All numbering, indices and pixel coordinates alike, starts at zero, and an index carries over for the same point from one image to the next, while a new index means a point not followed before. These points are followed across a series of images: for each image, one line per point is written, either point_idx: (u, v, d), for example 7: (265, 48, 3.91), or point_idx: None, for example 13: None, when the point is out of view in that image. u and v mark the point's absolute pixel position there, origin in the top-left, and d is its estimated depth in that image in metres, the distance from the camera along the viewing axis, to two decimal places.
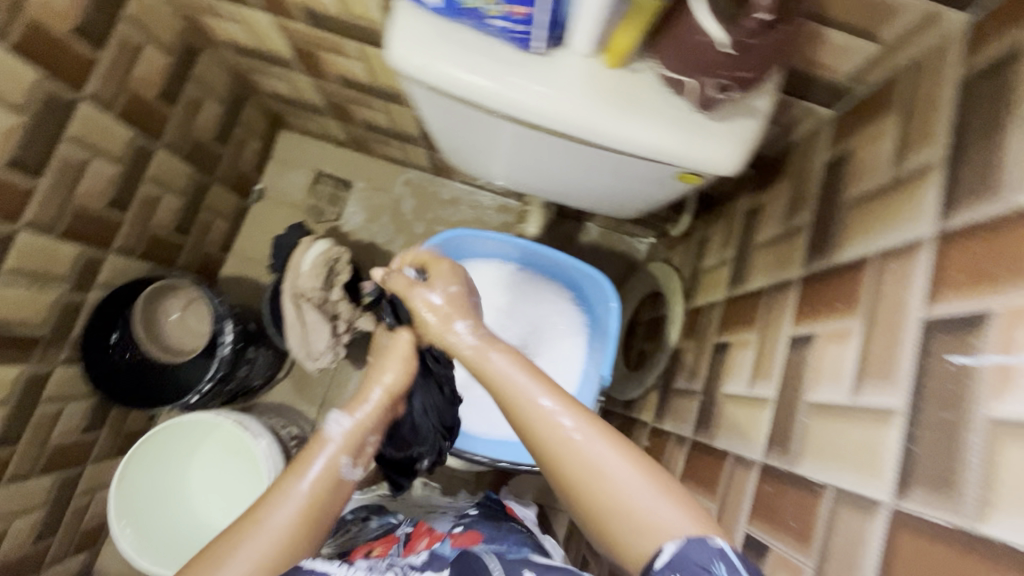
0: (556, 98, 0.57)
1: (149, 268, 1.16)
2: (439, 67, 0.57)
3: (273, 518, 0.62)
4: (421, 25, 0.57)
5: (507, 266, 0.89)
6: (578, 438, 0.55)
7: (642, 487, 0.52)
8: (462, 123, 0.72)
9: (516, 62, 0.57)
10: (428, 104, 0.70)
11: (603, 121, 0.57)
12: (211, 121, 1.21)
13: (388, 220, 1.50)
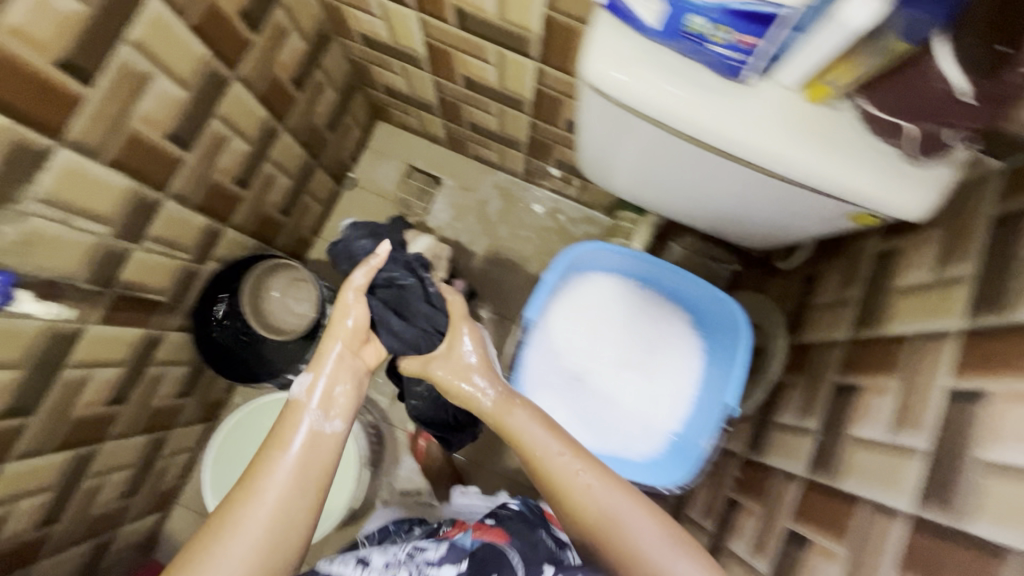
0: (756, 128, 0.58)
1: (255, 245, 1.19)
2: (642, 87, 0.59)
3: (267, 488, 0.66)
4: (628, 46, 0.59)
5: (627, 282, 0.89)
6: (592, 485, 0.71)
7: (660, 543, 0.67)
8: (623, 141, 0.74)
9: (718, 90, 0.59)
10: (597, 120, 0.72)
11: (804, 154, 0.58)
12: (326, 109, 1.24)
13: (473, 220, 1.51)
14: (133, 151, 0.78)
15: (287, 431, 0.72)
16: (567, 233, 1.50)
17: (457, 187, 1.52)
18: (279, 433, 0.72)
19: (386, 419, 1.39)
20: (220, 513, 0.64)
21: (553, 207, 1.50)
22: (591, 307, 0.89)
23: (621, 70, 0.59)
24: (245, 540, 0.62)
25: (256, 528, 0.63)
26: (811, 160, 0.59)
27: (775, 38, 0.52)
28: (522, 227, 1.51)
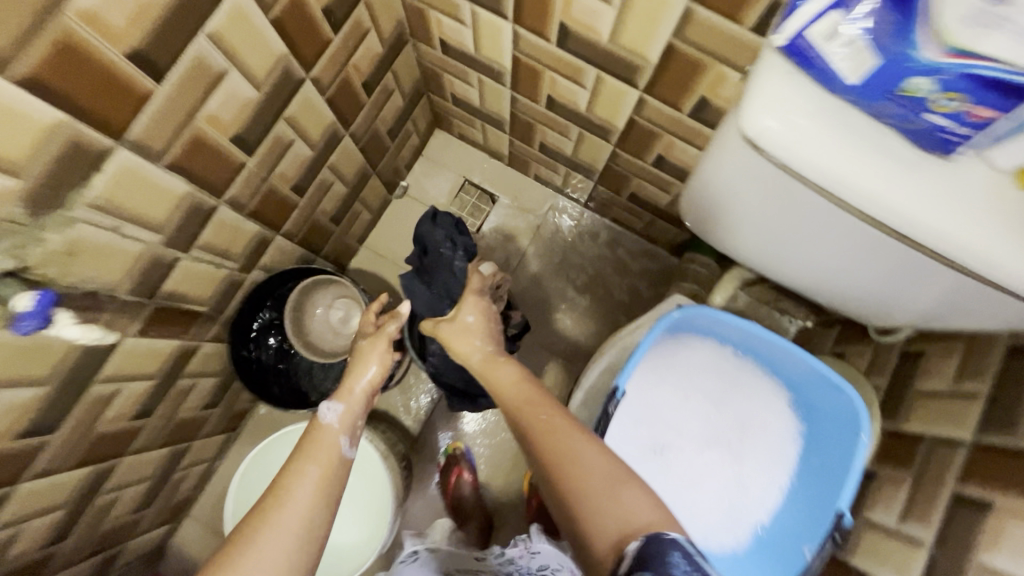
0: (949, 209, 0.51)
1: (302, 254, 1.11)
2: (823, 146, 0.51)
3: (294, 496, 0.68)
4: (815, 97, 0.52)
5: (721, 348, 0.80)
6: (556, 423, 0.66)
7: (605, 478, 0.61)
8: (761, 189, 0.67)
9: (911, 159, 0.52)
10: (740, 164, 0.66)
11: (1006, 245, 0.50)
12: (391, 114, 1.15)
13: (526, 243, 1.42)
14: (193, 153, 0.70)
15: (315, 445, 0.75)
16: (625, 267, 1.40)
17: (512, 206, 1.43)
18: (307, 448, 0.75)
19: (416, 447, 1.33)
20: (248, 524, 0.65)
21: (612, 238, 1.40)
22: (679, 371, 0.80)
23: (796, 117, 0.51)
24: (276, 541, 0.63)
25: (284, 535, 0.64)
26: (1013, 253, 0.50)
27: (1018, 115, 0.47)
28: (577, 256, 1.41)
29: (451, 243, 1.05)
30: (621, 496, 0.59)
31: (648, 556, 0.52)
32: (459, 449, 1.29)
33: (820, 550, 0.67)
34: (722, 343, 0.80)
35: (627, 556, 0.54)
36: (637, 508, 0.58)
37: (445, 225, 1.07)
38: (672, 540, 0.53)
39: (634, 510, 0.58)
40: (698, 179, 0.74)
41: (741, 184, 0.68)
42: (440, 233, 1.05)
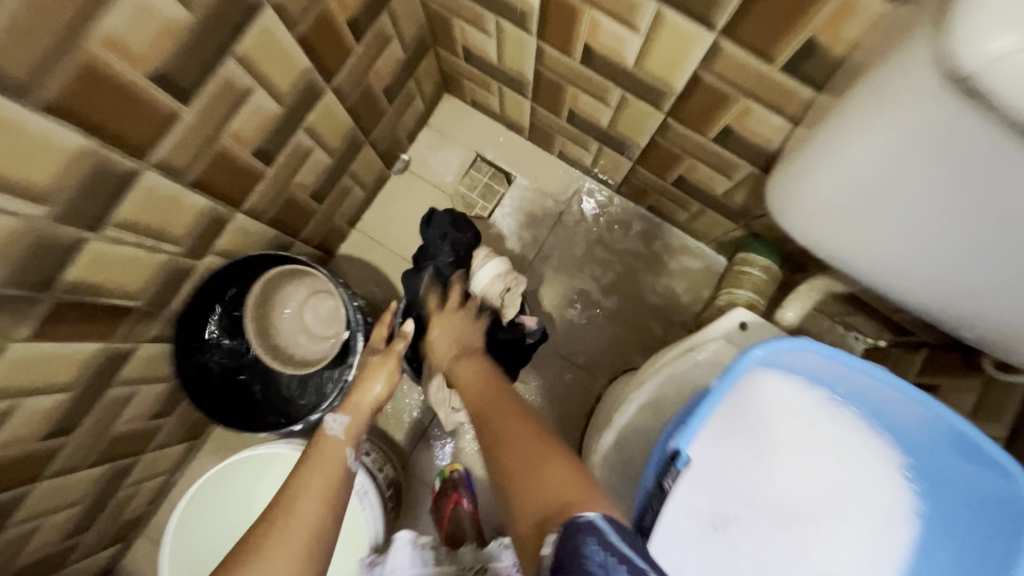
0: None
1: (273, 237, 0.91)
2: None
3: (301, 508, 0.63)
4: None
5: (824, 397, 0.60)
6: (488, 420, 0.62)
7: (529, 458, 0.55)
8: (924, 172, 0.48)
9: None
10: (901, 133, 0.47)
11: None
12: (389, 70, 0.93)
13: (547, 233, 1.20)
14: (83, 89, 0.50)
15: (321, 455, 0.70)
16: (662, 266, 1.17)
17: (531, 188, 1.21)
18: (315, 462, 0.70)
19: (407, 466, 1.15)
20: (245, 542, 0.60)
21: (647, 229, 1.18)
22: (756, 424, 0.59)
23: None
24: (276, 559, 0.58)
25: (289, 549, 0.59)
26: None
27: None
28: (605, 248, 1.18)
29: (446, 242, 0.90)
30: (547, 481, 0.51)
31: (564, 554, 0.44)
32: (457, 472, 1.10)
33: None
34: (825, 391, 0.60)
35: (552, 541, 0.47)
36: (550, 495, 0.50)
37: (441, 223, 0.93)
38: (586, 523, 0.45)
39: (554, 495, 0.50)
40: (816, 161, 0.55)
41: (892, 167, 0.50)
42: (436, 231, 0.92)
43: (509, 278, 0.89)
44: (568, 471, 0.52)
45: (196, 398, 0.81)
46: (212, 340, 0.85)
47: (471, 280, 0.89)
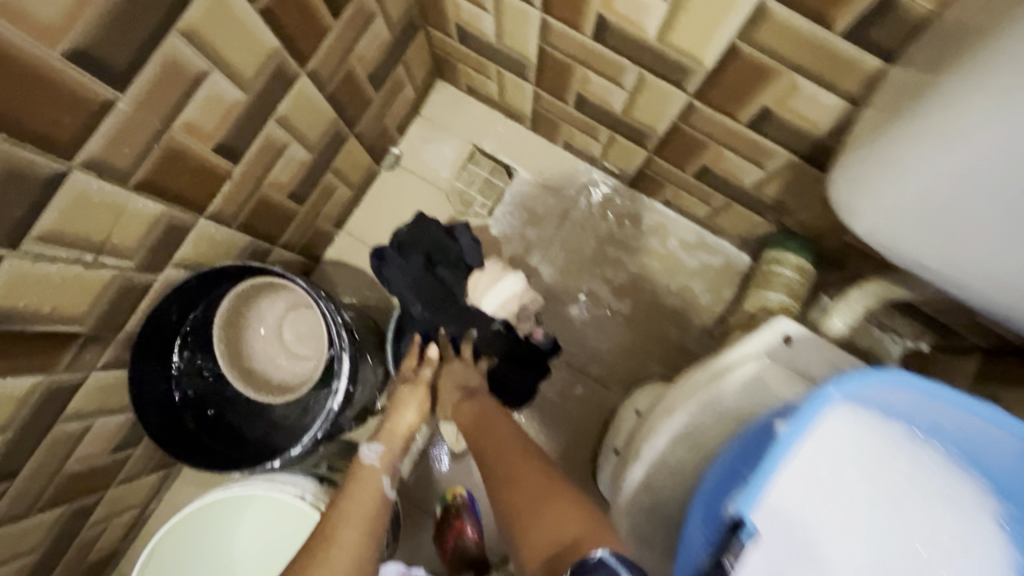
0: None
1: (247, 244, 0.80)
2: None
3: (343, 539, 0.57)
4: None
5: (907, 439, 0.49)
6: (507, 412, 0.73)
7: (534, 494, 0.57)
8: None
9: None
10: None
11: None
12: (374, 53, 0.82)
13: (553, 232, 1.09)
14: None
15: (356, 483, 0.64)
16: (680, 265, 1.06)
17: (534, 183, 1.10)
18: (350, 490, 0.63)
19: (405, 490, 1.06)
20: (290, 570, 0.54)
21: (662, 224, 1.07)
22: (833, 474, 0.48)
23: None
24: None
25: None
26: None
27: None
28: (616, 247, 1.08)
29: (411, 276, 0.77)
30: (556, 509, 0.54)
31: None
32: (460, 497, 1.01)
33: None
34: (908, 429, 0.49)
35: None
36: (560, 524, 0.52)
37: (403, 249, 0.79)
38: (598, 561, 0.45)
39: (563, 529, 0.52)
40: (907, 144, 0.45)
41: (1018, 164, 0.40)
42: (401, 261, 0.78)
43: (525, 297, 0.80)
44: (575, 508, 0.53)
45: (160, 441, 0.70)
46: (177, 373, 0.74)
47: (482, 305, 0.78)
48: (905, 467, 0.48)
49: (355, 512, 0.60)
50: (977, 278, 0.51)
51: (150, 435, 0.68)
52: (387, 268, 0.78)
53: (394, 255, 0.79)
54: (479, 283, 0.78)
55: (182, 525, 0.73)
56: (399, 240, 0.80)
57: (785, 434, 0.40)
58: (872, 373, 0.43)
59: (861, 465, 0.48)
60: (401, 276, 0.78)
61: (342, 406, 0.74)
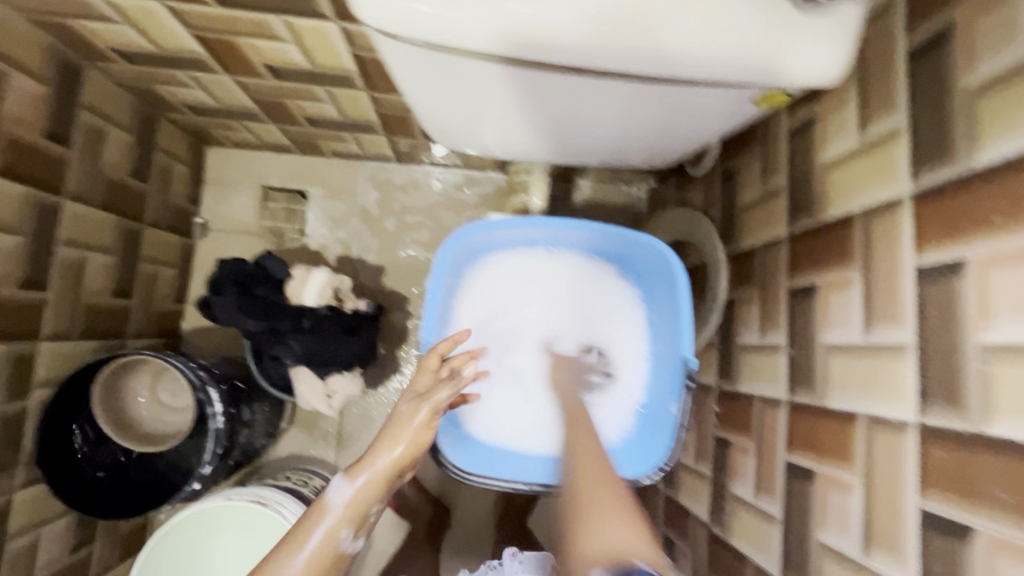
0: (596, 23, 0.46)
1: (96, 346, 0.96)
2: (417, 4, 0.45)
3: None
4: None
5: (534, 251, 0.79)
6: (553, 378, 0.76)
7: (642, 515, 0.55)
8: (450, 83, 0.59)
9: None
10: (418, 89, 0.62)
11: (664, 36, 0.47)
12: (121, 155, 0.99)
13: (357, 224, 1.29)
14: None
15: (307, 528, 0.63)
16: (463, 204, 1.29)
17: (324, 193, 1.29)
18: (299, 533, 0.63)
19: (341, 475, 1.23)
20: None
21: (435, 180, 1.29)
22: (501, 297, 0.80)
23: None
24: None
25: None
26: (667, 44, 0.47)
27: None
28: (411, 213, 1.29)
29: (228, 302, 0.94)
30: (617, 516, 0.53)
31: None
32: None
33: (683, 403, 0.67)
34: (532, 247, 0.79)
35: None
36: (617, 534, 0.51)
37: (220, 288, 0.96)
38: None
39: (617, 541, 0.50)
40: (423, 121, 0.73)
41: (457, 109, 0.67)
42: (218, 297, 0.95)
43: (335, 282, 1.01)
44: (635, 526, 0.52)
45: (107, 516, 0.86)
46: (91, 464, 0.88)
47: (306, 302, 0.98)
48: (547, 271, 0.80)
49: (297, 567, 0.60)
50: (503, 139, 0.76)
51: (97, 516, 0.86)
52: (210, 306, 0.95)
53: (213, 295, 0.96)
54: (294, 287, 0.99)
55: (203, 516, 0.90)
56: (212, 284, 0.96)
57: (425, 284, 0.69)
58: (475, 227, 0.71)
59: (521, 280, 0.80)
60: (221, 307, 0.94)
61: (225, 420, 0.90)
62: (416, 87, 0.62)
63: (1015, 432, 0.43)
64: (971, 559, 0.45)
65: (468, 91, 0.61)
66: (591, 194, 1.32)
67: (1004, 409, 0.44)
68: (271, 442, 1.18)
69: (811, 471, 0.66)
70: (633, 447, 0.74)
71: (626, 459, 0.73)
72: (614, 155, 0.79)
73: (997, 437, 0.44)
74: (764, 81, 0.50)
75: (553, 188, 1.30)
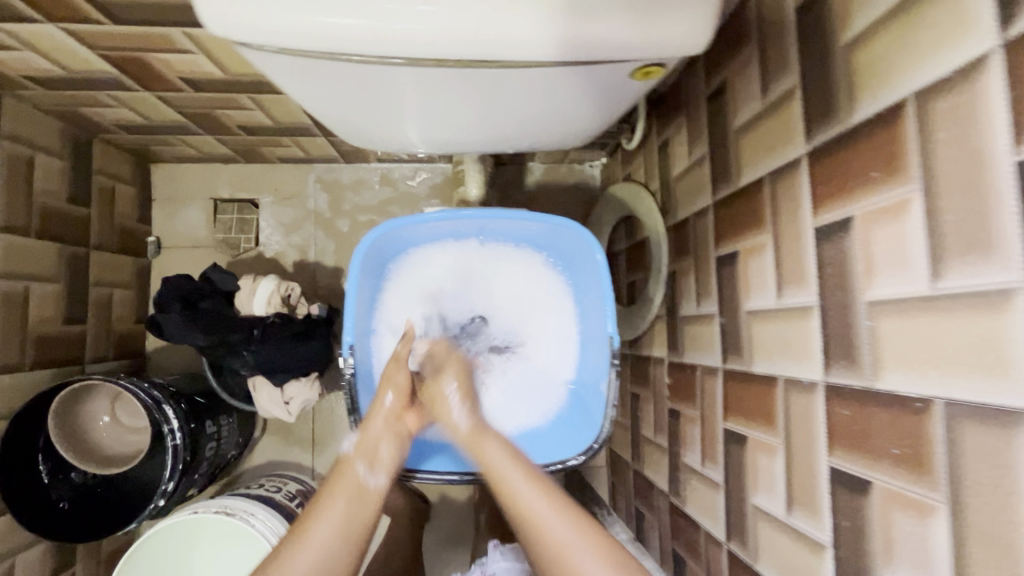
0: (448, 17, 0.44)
1: (52, 374, 0.97)
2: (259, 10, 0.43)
3: (316, 533, 0.59)
4: None
5: (460, 244, 0.79)
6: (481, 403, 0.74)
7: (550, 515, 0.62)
8: (334, 84, 0.58)
9: None
10: (306, 94, 0.60)
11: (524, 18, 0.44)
12: (53, 182, 0.98)
13: (311, 228, 1.28)
14: None
15: (333, 479, 0.64)
16: (414, 198, 1.29)
17: (275, 200, 1.29)
18: (331, 486, 0.64)
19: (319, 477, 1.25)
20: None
21: (384, 175, 1.29)
22: (430, 288, 0.81)
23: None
24: None
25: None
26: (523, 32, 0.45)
27: None
28: (364, 211, 1.28)
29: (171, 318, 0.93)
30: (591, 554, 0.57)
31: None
32: None
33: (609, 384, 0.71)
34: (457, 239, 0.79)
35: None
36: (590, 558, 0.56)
37: (164, 305, 0.95)
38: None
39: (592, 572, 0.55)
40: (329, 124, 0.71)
41: (352, 111, 0.65)
42: (166, 315, 0.95)
43: (284, 288, 1.02)
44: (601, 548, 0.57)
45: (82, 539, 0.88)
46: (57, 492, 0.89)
47: (254, 311, 1.00)
48: (473, 259, 0.81)
49: (335, 511, 0.61)
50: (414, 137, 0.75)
51: (67, 541, 0.87)
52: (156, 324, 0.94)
53: (160, 312, 0.96)
54: (242, 298, 1.00)
55: (176, 529, 0.91)
56: (158, 302, 0.96)
57: (343, 286, 0.69)
58: (392, 224, 0.71)
59: (448, 269, 0.81)
60: (167, 325, 0.94)
61: (183, 436, 0.91)
62: (303, 92, 0.60)
63: (897, 386, 0.43)
64: (871, 513, 0.45)
65: (356, 87, 0.58)
66: (543, 176, 1.31)
67: (888, 363, 0.44)
68: (244, 452, 1.19)
69: (744, 436, 0.67)
70: (565, 425, 0.79)
71: (559, 438, 0.78)
72: (531, 142, 0.77)
73: (884, 391, 0.44)
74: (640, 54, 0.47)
75: (504, 173, 1.29)
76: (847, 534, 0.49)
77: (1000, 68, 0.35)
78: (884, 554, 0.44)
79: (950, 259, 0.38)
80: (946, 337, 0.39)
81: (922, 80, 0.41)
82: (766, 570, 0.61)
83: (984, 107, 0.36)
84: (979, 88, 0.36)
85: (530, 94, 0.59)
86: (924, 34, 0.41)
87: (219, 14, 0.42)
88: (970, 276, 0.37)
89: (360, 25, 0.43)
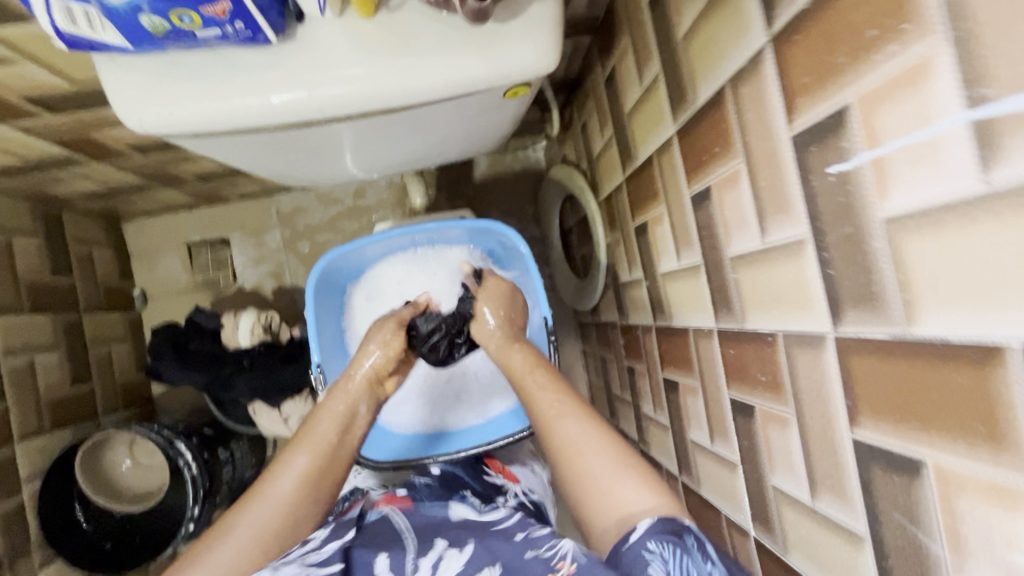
0: (323, 87, 0.50)
1: (72, 433, 1.07)
2: (170, 113, 0.50)
3: (278, 489, 0.58)
4: (131, 80, 0.49)
5: (404, 254, 0.87)
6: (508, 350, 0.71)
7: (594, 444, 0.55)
8: (255, 149, 0.64)
9: (261, 65, 0.50)
10: (238, 158, 0.67)
11: (388, 76, 0.51)
12: (34, 259, 1.07)
13: (280, 256, 1.35)
14: None
15: (303, 432, 0.64)
16: (369, 209, 1.36)
17: (243, 235, 1.35)
18: (305, 435, 0.64)
19: None
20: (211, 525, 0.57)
21: (338, 194, 1.35)
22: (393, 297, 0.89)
23: (140, 106, 0.49)
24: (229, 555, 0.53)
25: (240, 549, 0.54)
26: (393, 86, 0.51)
27: None
28: (326, 231, 1.36)
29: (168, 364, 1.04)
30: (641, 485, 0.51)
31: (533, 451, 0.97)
32: None
33: (551, 355, 0.82)
34: (401, 251, 0.87)
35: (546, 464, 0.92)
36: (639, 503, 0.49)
37: (161, 353, 1.05)
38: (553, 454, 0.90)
39: (586, 443, 0.55)
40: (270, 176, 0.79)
41: (281, 162, 0.72)
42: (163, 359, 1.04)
43: (265, 318, 1.08)
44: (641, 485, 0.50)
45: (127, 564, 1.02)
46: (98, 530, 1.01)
47: (240, 343, 1.06)
48: (419, 263, 0.88)
49: (301, 463, 0.60)
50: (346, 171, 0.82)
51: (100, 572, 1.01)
52: (157, 367, 1.04)
53: (157, 360, 1.05)
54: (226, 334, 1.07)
55: None
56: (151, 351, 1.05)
57: (301, 315, 0.78)
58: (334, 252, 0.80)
59: (395, 277, 0.88)
60: (166, 368, 1.04)
61: (199, 466, 1.01)
62: (234, 158, 0.66)
63: (756, 324, 0.51)
64: (759, 433, 0.54)
65: (277, 146, 0.65)
66: (488, 168, 1.36)
67: (749, 306, 0.52)
68: None
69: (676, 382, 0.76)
70: None
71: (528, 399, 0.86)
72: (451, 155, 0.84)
73: (750, 331, 0.53)
74: (502, 80, 0.54)
75: (451, 170, 1.35)
76: (748, 452, 0.58)
77: (771, 60, 0.42)
78: (770, 467, 0.53)
79: (771, 218, 0.46)
80: (777, 280, 0.47)
81: (731, 69, 0.48)
82: (706, 492, 0.70)
83: (768, 91, 0.43)
84: (762, 76, 0.43)
85: (431, 123, 0.66)
86: (728, 29, 0.47)
87: (134, 116, 0.50)
88: (782, 231, 0.45)
89: (246, 106, 0.50)
